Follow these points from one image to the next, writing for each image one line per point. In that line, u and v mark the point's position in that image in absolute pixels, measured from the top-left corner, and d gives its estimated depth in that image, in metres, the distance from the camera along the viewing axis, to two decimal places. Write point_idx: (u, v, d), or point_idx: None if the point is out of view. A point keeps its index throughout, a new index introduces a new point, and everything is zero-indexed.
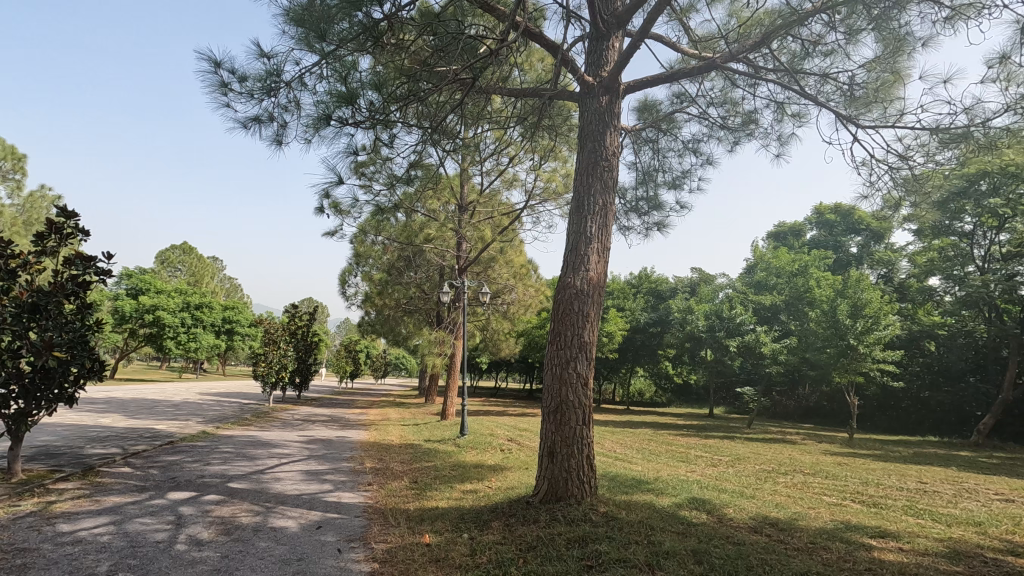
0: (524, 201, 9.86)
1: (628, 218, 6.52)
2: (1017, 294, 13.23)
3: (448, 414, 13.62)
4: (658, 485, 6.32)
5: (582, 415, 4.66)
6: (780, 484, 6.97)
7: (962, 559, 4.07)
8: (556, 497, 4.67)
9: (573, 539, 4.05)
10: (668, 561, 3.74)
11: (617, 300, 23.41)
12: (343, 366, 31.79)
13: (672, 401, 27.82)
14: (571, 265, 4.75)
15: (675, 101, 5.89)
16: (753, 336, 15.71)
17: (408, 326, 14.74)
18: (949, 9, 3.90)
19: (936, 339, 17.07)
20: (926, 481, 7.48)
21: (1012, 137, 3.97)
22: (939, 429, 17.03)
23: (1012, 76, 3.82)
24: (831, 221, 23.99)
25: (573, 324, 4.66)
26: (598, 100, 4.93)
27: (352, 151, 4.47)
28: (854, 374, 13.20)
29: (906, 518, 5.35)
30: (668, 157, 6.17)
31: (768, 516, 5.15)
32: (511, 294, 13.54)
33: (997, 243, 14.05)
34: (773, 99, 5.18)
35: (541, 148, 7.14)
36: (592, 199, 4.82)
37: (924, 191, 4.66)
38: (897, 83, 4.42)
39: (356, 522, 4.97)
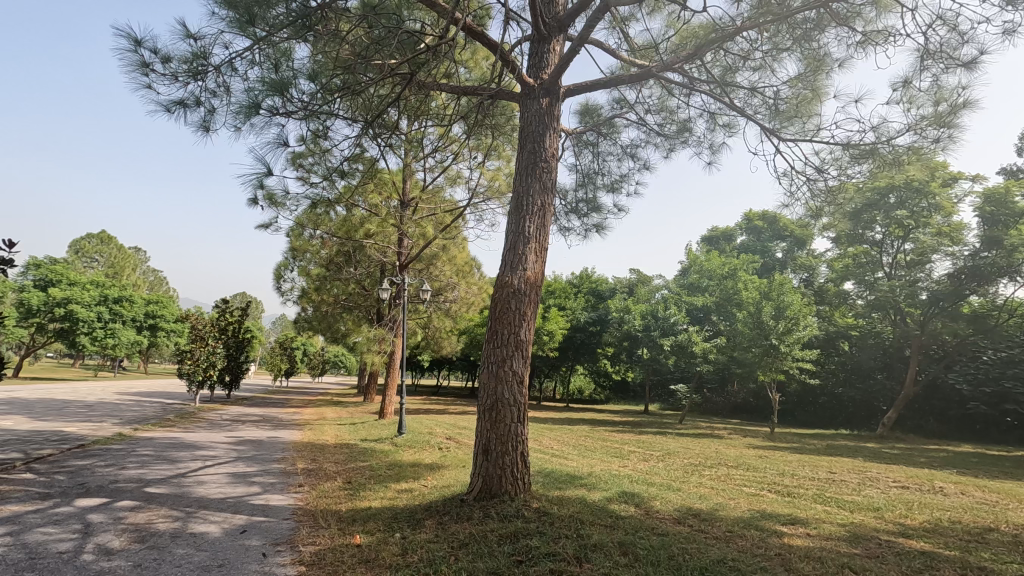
0: (468, 198, 9.82)
1: (568, 219, 6.62)
2: (919, 298, 14.40)
3: (387, 413, 13.46)
4: (591, 480, 6.49)
5: (517, 413, 4.72)
6: (705, 477, 7.32)
7: (860, 542, 4.43)
8: (490, 495, 4.71)
9: (505, 535, 4.10)
10: (595, 553, 3.86)
11: (558, 300, 23.81)
12: (278, 364, 30.66)
13: (610, 399, 28.61)
14: (509, 264, 4.79)
15: (615, 106, 6.04)
16: (686, 336, 16.41)
17: (346, 323, 14.41)
18: (861, 33, 4.23)
19: (849, 340, 18.40)
20: (836, 471, 8.07)
21: (913, 155, 4.34)
22: (851, 423, 18.45)
23: (913, 99, 4.19)
24: (760, 227, 25.36)
25: (510, 323, 4.70)
26: (539, 102, 5.00)
27: (283, 142, 4.31)
28: (775, 372, 14.13)
29: (815, 506, 5.75)
30: (607, 161, 6.32)
31: (692, 507, 5.40)
32: (452, 292, 13.44)
33: (903, 251, 15.16)
34: (705, 109, 5.41)
35: (485, 145, 7.14)
36: (531, 199, 4.88)
37: (839, 203, 5.01)
38: (816, 100, 4.72)
39: (284, 525, 4.81)
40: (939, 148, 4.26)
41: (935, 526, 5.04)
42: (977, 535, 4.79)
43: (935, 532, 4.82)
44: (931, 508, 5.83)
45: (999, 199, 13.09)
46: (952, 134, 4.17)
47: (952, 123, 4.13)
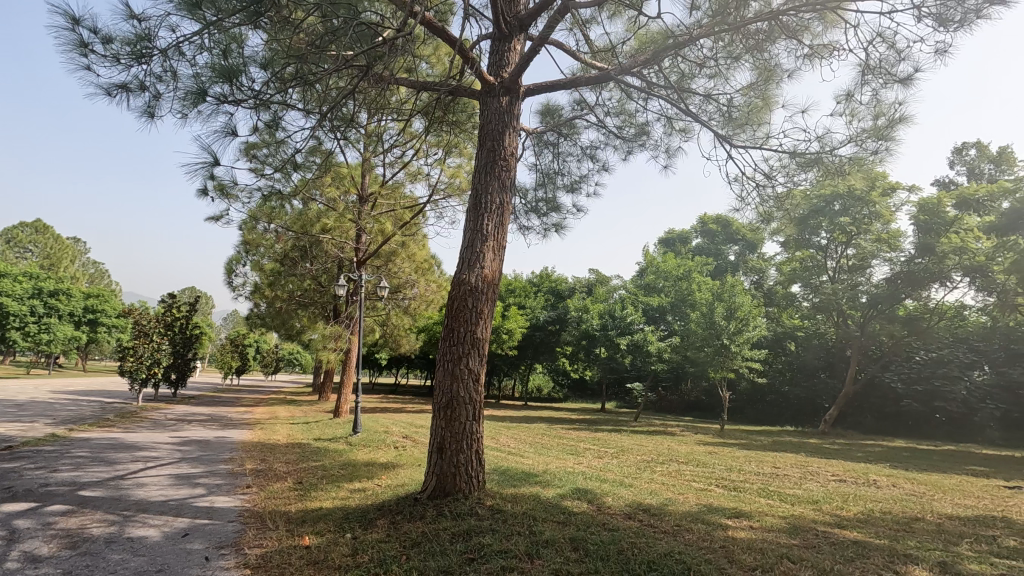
0: (428, 195, 9.70)
1: (527, 218, 6.63)
2: (860, 302, 15.19)
3: (342, 411, 13.24)
4: (546, 477, 6.55)
5: (472, 410, 4.71)
6: (656, 473, 7.51)
7: (799, 533, 4.64)
8: (443, 493, 4.69)
9: (458, 533, 4.09)
10: (547, 549, 3.89)
11: (518, 298, 23.85)
12: (228, 362, 29.59)
13: (568, 397, 28.87)
14: (467, 262, 4.78)
15: (576, 107, 6.10)
16: (642, 335, 16.72)
17: (301, 320, 14.07)
18: (809, 46, 4.41)
19: (795, 340, 19.19)
20: (779, 466, 8.41)
21: (854, 165, 4.55)
22: (796, 419, 19.27)
23: (854, 112, 4.40)
24: (713, 230, 26.07)
25: (466, 321, 4.68)
26: (499, 100, 5.01)
27: (232, 131, 4.15)
28: (726, 371, 14.58)
29: (759, 500, 5.98)
30: (567, 161, 6.37)
31: (642, 502, 5.53)
32: (412, 289, 13.29)
33: (846, 256, 15.90)
34: (662, 113, 5.52)
35: (446, 142, 7.06)
36: (490, 197, 4.88)
37: (786, 209, 5.20)
38: (766, 108, 4.87)
39: (229, 527, 4.65)
40: (878, 159, 4.48)
41: (867, 517, 5.33)
42: (904, 525, 5.09)
43: (867, 523, 5.09)
44: (865, 500, 6.16)
45: (932, 208, 13.87)
46: (890, 146, 4.40)
47: (890, 135, 4.36)
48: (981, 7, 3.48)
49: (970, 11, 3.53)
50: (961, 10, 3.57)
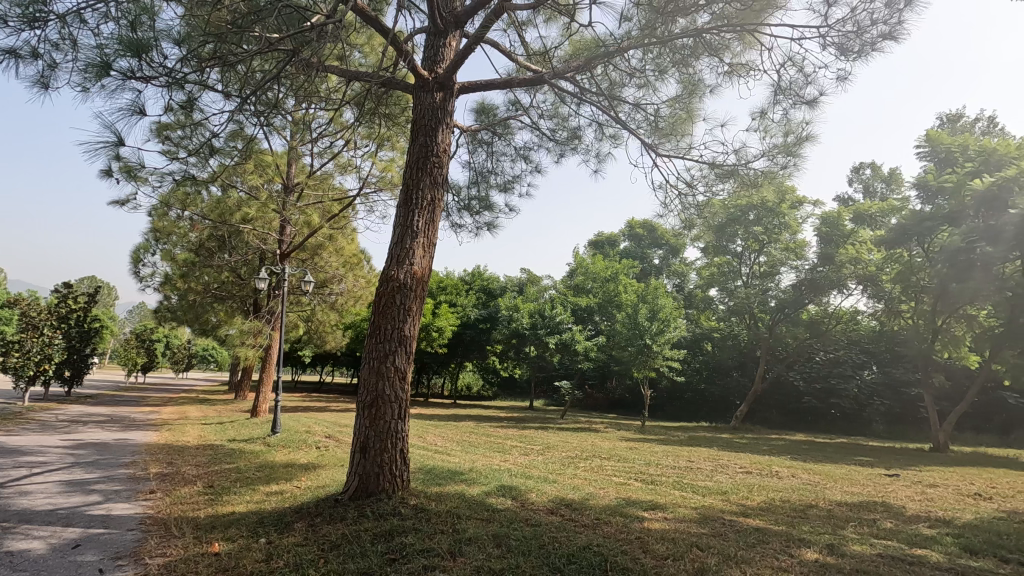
0: (358, 188, 9.40)
1: (460, 216, 6.59)
2: (770, 305, 16.31)
3: (260, 411, 12.74)
4: (472, 475, 6.55)
5: (398, 409, 4.63)
6: (579, 469, 7.73)
7: (708, 522, 4.93)
8: (366, 493, 4.59)
9: (379, 534, 4.01)
10: (469, 547, 3.91)
11: (449, 295, 23.67)
12: (132, 357, 27.39)
13: (497, 395, 29.02)
14: (396, 258, 4.70)
15: (511, 108, 6.15)
16: (570, 335, 17.12)
17: (217, 314, 13.27)
18: (728, 64, 4.69)
19: (711, 341, 20.30)
20: (693, 460, 8.89)
21: (766, 178, 4.89)
22: (710, 416, 20.45)
23: (767, 128, 4.72)
24: (640, 234, 27.01)
25: (394, 317, 4.61)
26: (433, 96, 4.96)
27: (140, 110, 3.85)
28: (647, 369, 15.22)
29: (673, 492, 6.29)
30: (501, 161, 6.40)
31: (565, 497, 5.67)
32: (339, 284, 12.85)
33: (758, 263, 16.89)
34: (594, 119, 5.66)
35: (379, 135, 6.91)
36: (421, 193, 4.82)
37: (706, 216, 5.50)
38: (689, 120, 5.13)
39: (128, 537, 4.31)
40: (787, 174, 4.83)
41: (769, 505, 5.74)
42: (800, 511, 5.54)
43: (769, 511, 5.49)
44: (768, 490, 6.63)
45: (833, 221, 15.20)
46: (797, 162, 4.75)
47: (797, 152, 4.71)
48: (876, 41, 3.84)
49: (867, 44, 3.89)
50: (859, 42, 3.92)
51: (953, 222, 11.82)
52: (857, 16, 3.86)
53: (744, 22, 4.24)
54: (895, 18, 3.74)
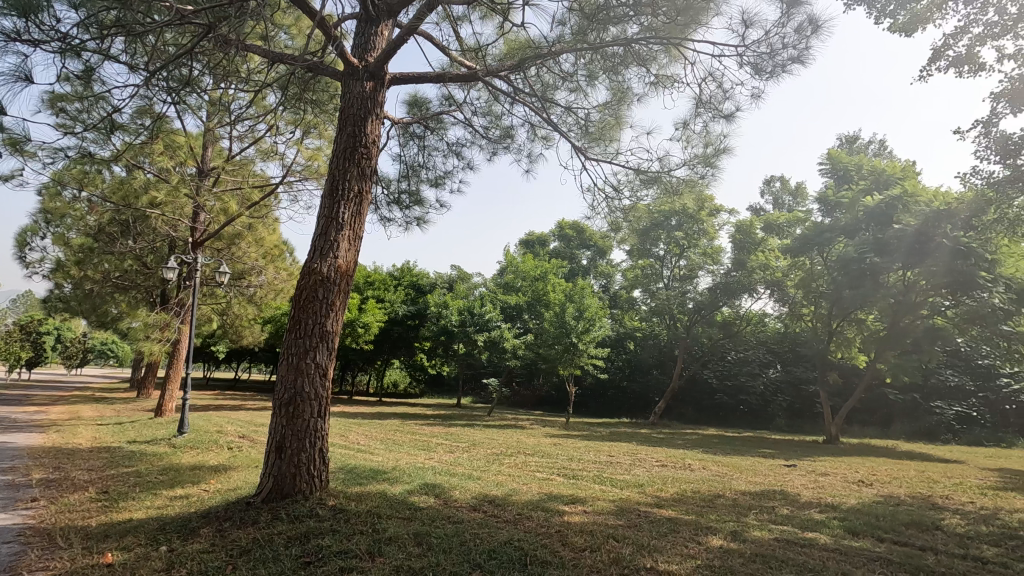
0: (282, 175, 8.95)
1: (389, 209, 6.43)
2: (688, 307, 17.18)
3: (166, 410, 11.88)
4: (395, 474, 6.43)
5: (317, 407, 4.47)
6: (504, 465, 7.80)
7: (625, 514, 5.12)
8: (280, 495, 4.40)
9: (294, 537, 3.85)
10: (389, 546, 3.84)
11: (377, 291, 23.12)
12: (15, 352, 24.65)
13: (424, 393, 28.65)
14: (318, 250, 4.52)
15: (443, 102, 6.07)
16: (498, 333, 17.25)
17: (119, 305, 12.21)
18: (655, 75, 4.88)
19: (634, 340, 21.10)
20: (613, 455, 9.21)
21: (687, 186, 5.14)
22: (631, 412, 21.28)
23: (689, 139, 4.97)
24: (569, 235, 27.54)
25: (316, 312, 4.44)
26: (362, 85, 4.81)
27: (26, 76, 3.47)
28: (572, 367, 15.61)
29: (594, 486, 6.49)
30: (433, 156, 6.30)
31: (488, 494, 5.70)
32: (258, 277, 12.18)
33: (679, 266, 17.53)
34: (527, 119, 5.69)
35: (305, 121, 6.63)
36: (347, 184, 4.66)
37: (631, 220, 5.69)
38: (617, 127, 5.29)
39: (2, 550, 3.87)
40: (706, 184, 5.11)
41: (681, 496, 6.05)
42: (708, 501, 5.89)
43: (681, 502, 5.79)
44: (681, 482, 6.99)
45: (746, 229, 16.02)
46: (715, 172, 5.03)
47: (715, 163, 4.99)
48: (787, 64, 4.14)
49: (778, 66, 4.18)
50: (772, 64, 4.21)
51: (848, 234, 13.03)
52: (771, 39, 4.14)
53: (670, 35, 4.42)
54: (803, 43, 4.04)
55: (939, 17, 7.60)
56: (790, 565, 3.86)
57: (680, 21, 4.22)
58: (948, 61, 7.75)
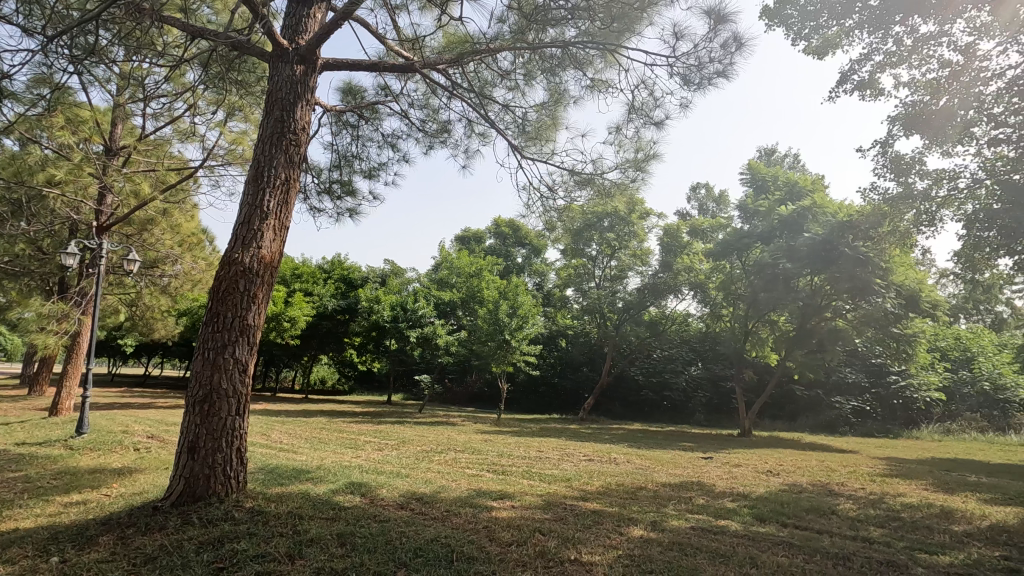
0: (202, 159, 8.40)
1: (319, 199, 6.18)
2: (618, 306, 17.73)
3: (63, 409, 10.88)
4: (319, 473, 6.21)
5: (235, 405, 4.24)
6: (433, 462, 7.74)
7: (551, 508, 5.23)
8: (192, 499, 4.14)
9: (207, 541, 3.64)
10: (310, 548, 3.71)
11: (305, 284, 22.22)
12: None
13: (353, 390, 27.85)
14: (240, 240, 4.29)
15: (379, 92, 5.91)
16: (431, 329, 17.06)
17: (7, 292, 11.01)
18: (591, 79, 4.99)
19: (566, 338, 21.55)
20: (543, 450, 9.37)
21: (618, 189, 5.30)
22: (561, 408, 21.70)
23: (622, 142, 5.11)
24: (505, 232, 27.69)
25: (236, 305, 4.21)
26: (292, 68, 4.60)
27: None
28: (505, 364, 15.73)
29: (522, 481, 6.57)
30: (366, 147, 6.13)
31: (416, 491, 5.63)
32: (173, 266, 11.38)
33: (609, 267, 18.10)
34: (464, 114, 5.65)
35: (229, 102, 6.27)
36: (273, 171, 4.45)
37: (565, 219, 5.78)
38: (554, 127, 5.36)
39: None
40: (636, 188, 5.28)
41: (605, 489, 6.26)
42: (632, 493, 6.13)
43: (605, 495, 5.97)
44: (606, 476, 7.22)
45: (674, 233, 16.69)
46: (645, 177, 5.22)
47: (645, 168, 5.17)
48: (713, 77, 4.36)
49: (705, 78, 4.40)
50: (699, 76, 4.42)
51: (764, 240, 13.91)
52: (699, 52, 4.35)
53: (606, 42, 4.53)
54: (727, 58, 4.27)
55: (847, 43, 8.24)
56: (704, 552, 4.09)
57: (616, 26, 4.32)
58: (853, 85, 8.43)
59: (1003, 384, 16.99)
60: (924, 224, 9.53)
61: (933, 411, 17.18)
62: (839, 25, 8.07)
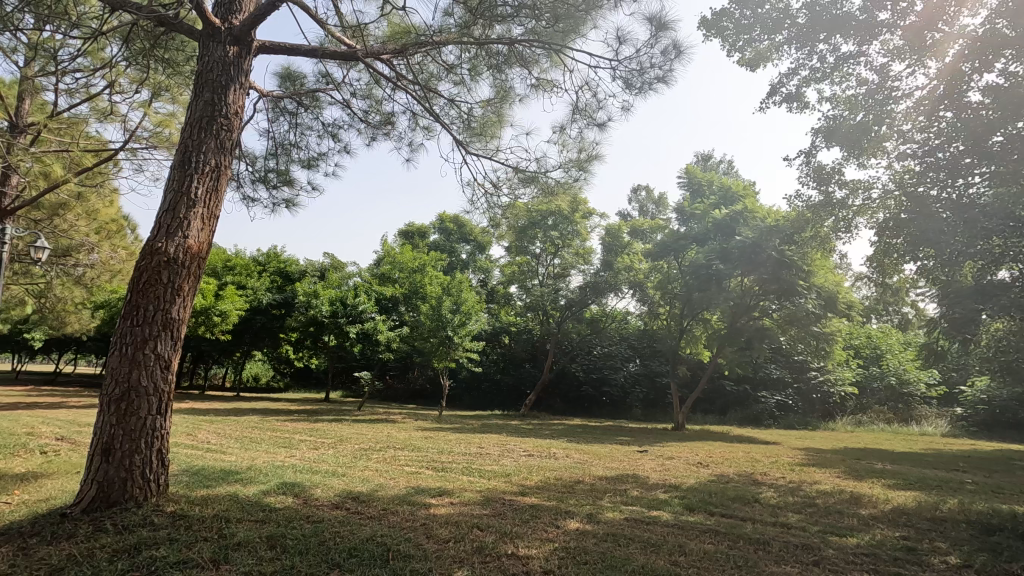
0: (123, 141, 7.82)
1: (253, 188, 5.91)
2: (561, 303, 18.00)
3: None
4: (249, 474, 5.95)
5: (155, 403, 3.99)
6: (371, 460, 7.59)
7: (489, 503, 5.25)
8: (106, 504, 3.87)
9: (122, 549, 3.41)
10: (237, 552, 3.55)
11: (237, 277, 21.18)
12: None
13: (289, 386, 26.83)
14: (164, 228, 4.03)
15: (320, 79, 5.71)
16: (372, 324, 16.69)
17: None
18: (536, 78, 5.03)
19: (509, 335, 21.67)
20: (483, 446, 9.38)
21: (562, 188, 5.38)
22: (504, 404, 21.79)
23: (566, 142, 5.19)
24: (450, 228, 27.47)
25: (158, 297, 3.95)
26: (224, 49, 4.36)
27: None
28: (448, 360, 15.62)
29: (462, 477, 6.57)
30: (306, 135, 5.91)
31: (352, 490, 5.50)
32: (88, 255, 10.53)
33: (552, 265, 18.34)
34: (408, 107, 5.56)
35: (154, 82, 5.90)
36: (202, 156, 4.21)
37: (510, 216, 5.80)
38: (499, 124, 5.36)
39: None
40: (579, 187, 5.38)
41: (544, 484, 6.35)
42: (570, 487, 6.26)
43: (543, 489, 6.06)
44: (545, 470, 7.32)
45: (615, 233, 17.09)
46: (587, 177, 5.32)
47: (588, 168, 5.28)
48: (654, 82, 4.50)
49: (647, 83, 4.53)
50: (641, 81, 4.55)
51: (699, 242, 14.48)
52: (641, 57, 4.47)
53: (552, 41, 4.57)
54: (667, 65, 4.42)
55: (777, 57, 8.72)
56: (636, 542, 4.22)
57: (560, 27, 4.38)
58: (781, 97, 8.93)
59: (907, 379, 18.54)
60: (841, 230, 10.24)
61: (847, 404, 18.51)
62: (771, 40, 8.53)
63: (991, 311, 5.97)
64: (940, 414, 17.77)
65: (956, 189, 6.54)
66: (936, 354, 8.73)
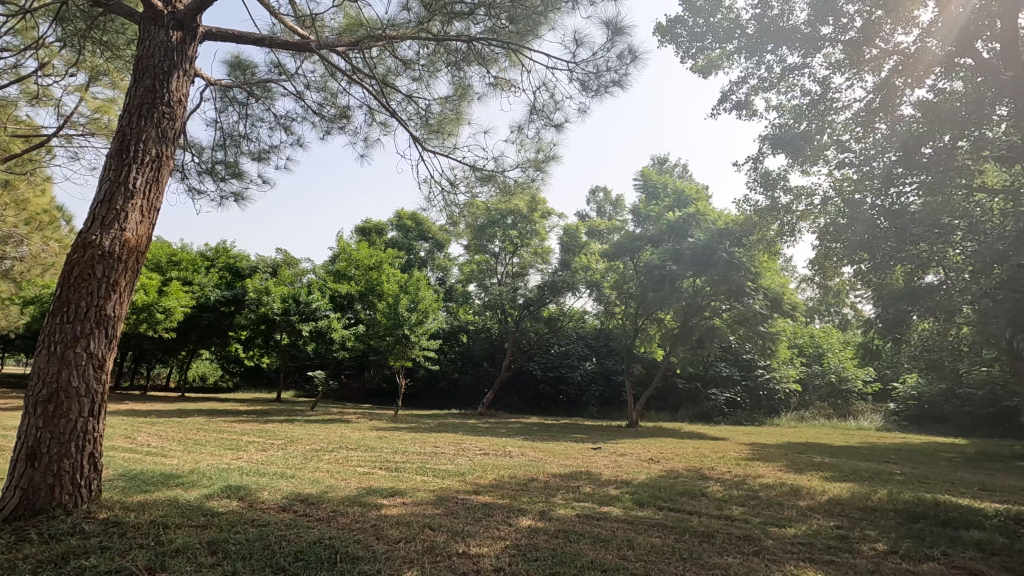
0: (57, 127, 7.35)
1: (199, 180, 5.67)
2: (519, 302, 18.07)
3: None
4: (191, 478, 5.71)
5: (87, 405, 3.78)
6: (323, 461, 7.43)
7: (442, 503, 5.23)
8: (31, 511, 3.64)
9: (48, 559, 3.22)
10: (174, 559, 3.41)
11: (183, 273, 20.27)
12: None
13: (239, 386, 25.86)
14: (99, 220, 3.82)
15: (272, 70, 5.54)
16: (326, 322, 16.28)
17: None
18: (495, 77, 5.04)
19: (467, 333, 21.63)
20: (439, 445, 9.32)
21: (519, 186, 5.39)
22: (461, 402, 21.71)
23: (523, 141, 5.22)
24: (408, 225, 27.13)
25: (91, 292, 3.74)
26: (167, 34, 4.17)
27: None
28: (404, 359, 15.40)
29: (415, 477, 6.51)
30: (256, 127, 5.72)
31: (301, 492, 5.37)
32: (16, 248, 9.84)
33: (511, 264, 18.38)
34: (364, 102, 5.46)
35: (92, 65, 5.59)
36: (141, 145, 4.01)
37: (468, 214, 5.78)
38: (456, 122, 5.33)
39: None
40: (536, 187, 5.41)
41: (498, 482, 6.38)
42: (523, 485, 6.29)
43: (498, 487, 6.07)
44: (500, 469, 7.34)
45: (573, 233, 17.28)
46: (544, 177, 5.36)
47: (545, 168, 5.32)
48: (610, 85, 4.58)
49: (602, 86, 4.60)
50: (597, 84, 4.62)
51: (654, 243, 14.76)
52: (597, 61, 4.55)
53: (510, 41, 4.58)
54: (623, 69, 4.52)
55: (727, 66, 9.03)
56: (586, 537, 4.30)
57: (517, 28, 4.41)
58: (732, 104, 9.23)
59: (846, 376, 19.55)
60: (786, 235, 10.69)
61: (791, 400, 19.35)
62: (722, 48, 8.82)
63: (920, 312, 6.20)
64: (875, 409, 18.84)
65: (889, 198, 6.87)
66: (870, 352, 9.24)
